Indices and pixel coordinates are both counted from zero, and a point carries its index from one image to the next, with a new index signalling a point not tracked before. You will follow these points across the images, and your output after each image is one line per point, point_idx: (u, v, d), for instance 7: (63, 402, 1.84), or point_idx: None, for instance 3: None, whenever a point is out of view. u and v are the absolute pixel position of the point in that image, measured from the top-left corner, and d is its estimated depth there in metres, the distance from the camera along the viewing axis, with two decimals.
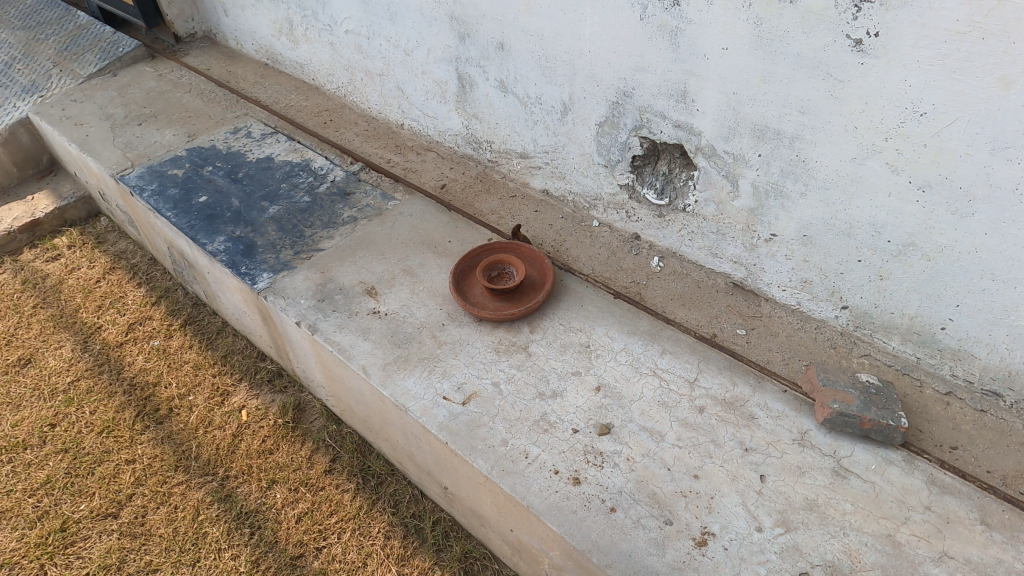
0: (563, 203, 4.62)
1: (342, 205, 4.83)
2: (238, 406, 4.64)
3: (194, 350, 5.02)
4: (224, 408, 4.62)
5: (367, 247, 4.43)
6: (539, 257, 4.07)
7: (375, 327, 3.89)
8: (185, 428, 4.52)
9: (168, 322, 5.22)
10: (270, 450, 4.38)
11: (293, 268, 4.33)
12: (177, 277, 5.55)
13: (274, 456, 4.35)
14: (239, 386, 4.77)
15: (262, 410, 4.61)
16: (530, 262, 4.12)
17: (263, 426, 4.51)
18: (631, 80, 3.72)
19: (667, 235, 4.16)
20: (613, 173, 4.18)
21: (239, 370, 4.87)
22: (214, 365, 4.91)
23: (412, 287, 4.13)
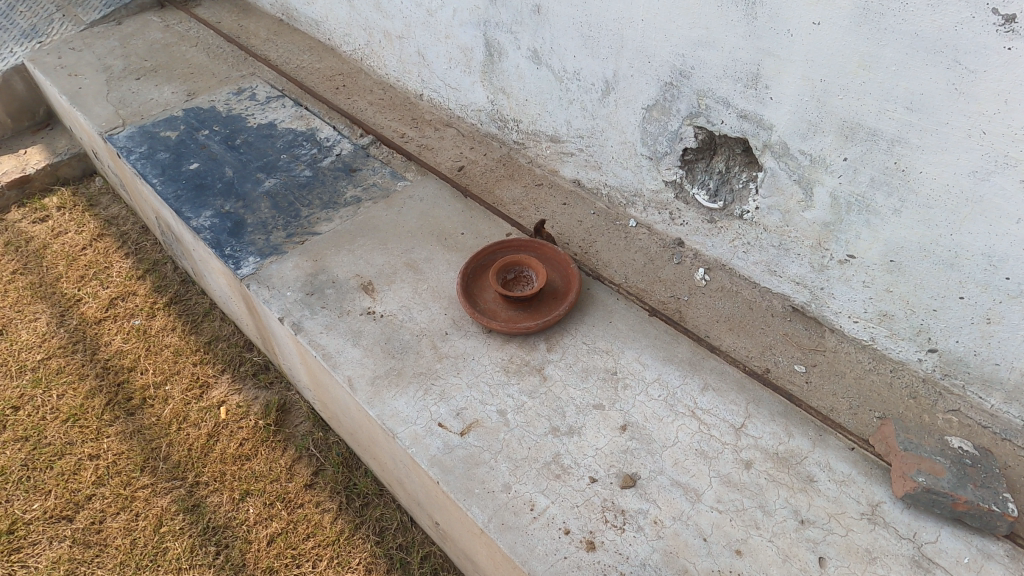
0: (596, 197, 4.01)
1: (346, 184, 4.28)
2: (217, 402, 4.15)
3: (177, 334, 4.51)
4: (201, 404, 4.13)
5: (368, 235, 3.88)
6: (563, 260, 3.48)
7: (367, 331, 3.35)
8: (157, 424, 4.03)
9: (152, 299, 4.72)
10: (246, 455, 3.89)
11: (284, 254, 3.80)
12: (167, 250, 5.02)
13: (250, 463, 3.86)
14: (221, 379, 4.28)
15: (243, 409, 4.12)
16: (552, 265, 3.53)
17: (242, 428, 4.02)
18: (690, 57, 3.07)
19: (716, 244, 3.53)
20: (659, 167, 3.55)
21: (222, 361, 4.37)
22: (196, 353, 4.41)
23: (415, 285, 3.57)
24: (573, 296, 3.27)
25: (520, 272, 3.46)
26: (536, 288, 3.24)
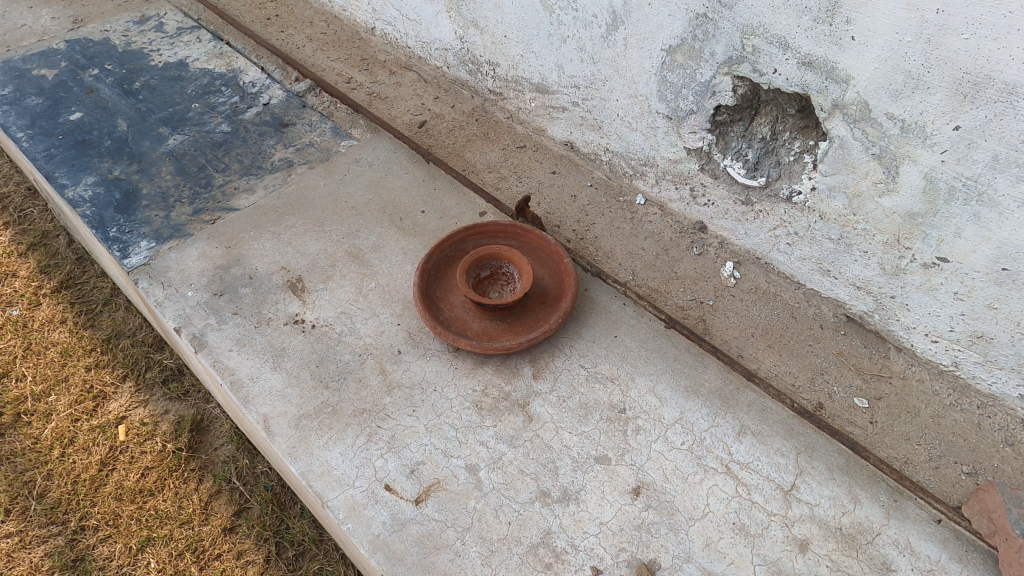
0: (593, 166, 3.17)
1: (274, 143, 3.35)
2: (115, 419, 3.28)
3: (67, 329, 3.58)
4: (94, 421, 3.27)
5: (299, 213, 3.00)
6: (555, 253, 2.68)
7: (293, 349, 2.51)
8: (34, 449, 3.17)
9: (36, 281, 3.75)
10: (149, 491, 3.07)
11: (188, 238, 2.90)
12: (60, 220, 4.03)
13: (154, 501, 3.03)
14: (121, 388, 3.39)
15: (149, 427, 3.27)
16: (539, 258, 2.73)
17: (146, 453, 3.17)
18: None
19: (751, 232, 2.73)
20: (680, 129, 2.70)
21: (123, 364, 3.47)
22: (90, 354, 3.50)
23: (359, 283, 2.72)
24: (569, 302, 2.48)
25: (498, 269, 2.64)
26: (522, 293, 2.44)
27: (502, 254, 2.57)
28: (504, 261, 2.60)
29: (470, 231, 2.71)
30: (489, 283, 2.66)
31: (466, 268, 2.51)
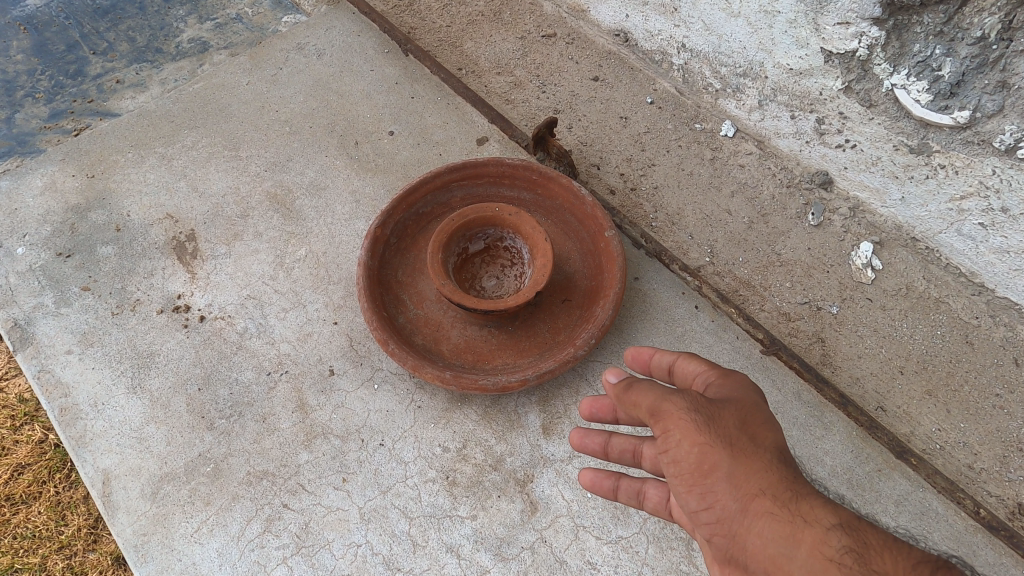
0: (657, 72, 2.06)
1: (184, 13, 2.27)
2: None
3: None
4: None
5: (205, 125, 1.97)
6: (589, 218, 1.66)
7: (166, 357, 1.59)
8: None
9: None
10: (15, 498, 1.63)
11: (34, 155, 1.91)
12: None
13: (20, 514, 1.60)
14: None
15: (30, 405, 1.76)
16: (565, 224, 1.72)
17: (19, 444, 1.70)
18: None
19: (912, 198, 1.65)
20: (820, 15, 1.57)
21: None
22: None
23: (280, 249, 1.75)
24: (609, 310, 1.50)
25: (497, 241, 1.66)
26: (529, 295, 1.47)
27: (503, 221, 1.58)
28: (506, 231, 1.61)
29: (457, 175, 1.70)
30: (483, 263, 1.68)
31: (440, 245, 1.53)
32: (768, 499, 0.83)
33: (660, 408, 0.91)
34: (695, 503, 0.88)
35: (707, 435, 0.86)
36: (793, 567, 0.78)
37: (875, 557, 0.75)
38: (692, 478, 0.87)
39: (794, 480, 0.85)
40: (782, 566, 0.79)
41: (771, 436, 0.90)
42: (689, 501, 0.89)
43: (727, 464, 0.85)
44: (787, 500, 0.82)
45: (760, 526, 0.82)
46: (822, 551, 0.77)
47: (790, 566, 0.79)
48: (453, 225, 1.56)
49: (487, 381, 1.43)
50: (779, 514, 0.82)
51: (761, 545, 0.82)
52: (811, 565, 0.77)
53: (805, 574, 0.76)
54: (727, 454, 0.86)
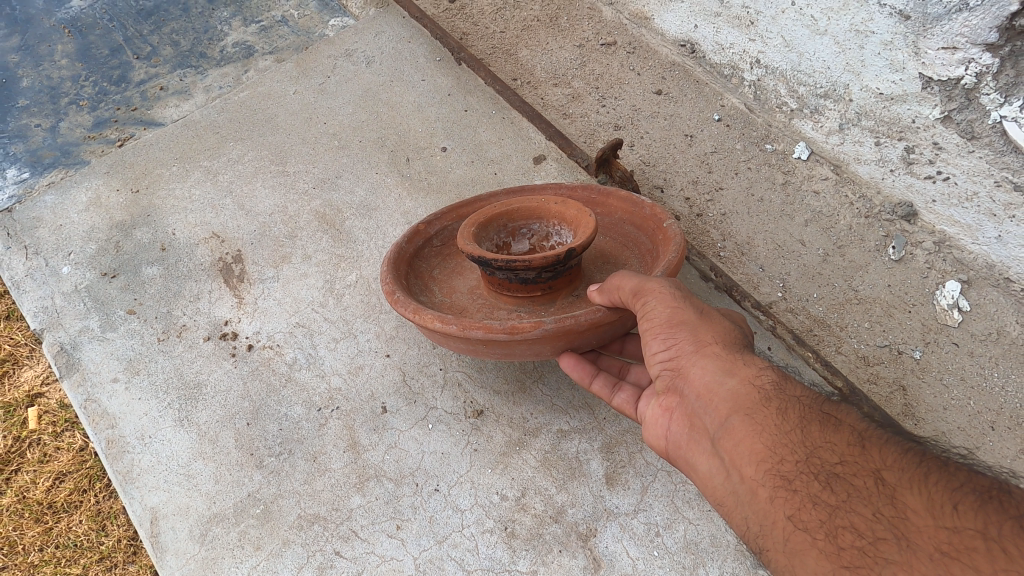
0: (725, 86, 1.94)
1: (229, 16, 2.20)
2: (25, 396, 1.77)
3: None
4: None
5: (251, 137, 1.90)
6: (651, 220, 1.40)
7: (213, 388, 1.54)
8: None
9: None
10: (57, 507, 1.59)
11: (78, 167, 1.86)
12: None
13: (62, 522, 1.56)
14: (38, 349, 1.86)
15: (69, 413, 1.75)
16: (626, 239, 1.46)
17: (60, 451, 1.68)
18: None
19: (1011, 237, 1.53)
20: (922, 38, 1.44)
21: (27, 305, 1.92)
22: None
23: (329, 274, 1.68)
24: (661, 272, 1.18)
25: None
26: (562, 253, 1.21)
27: (548, 211, 1.36)
28: None
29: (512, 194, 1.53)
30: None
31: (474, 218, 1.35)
32: (719, 347, 0.99)
33: (638, 281, 1.08)
34: (656, 347, 1.04)
35: (681, 301, 1.05)
36: (722, 392, 0.94)
37: (789, 385, 0.92)
38: (661, 328, 1.04)
39: (739, 340, 1.02)
40: (712, 391, 0.95)
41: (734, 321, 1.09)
42: (651, 349, 1.05)
43: (693, 318, 1.02)
44: (732, 348, 0.99)
45: (704, 360, 0.98)
46: (750, 380, 0.93)
47: (719, 391, 0.94)
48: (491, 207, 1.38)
49: (496, 325, 1.16)
50: (723, 355, 0.97)
51: (701, 377, 0.97)
52: (737, 389, 0.93)
53: (732, 396, 0.92)
54: (695, 315, 1.03)
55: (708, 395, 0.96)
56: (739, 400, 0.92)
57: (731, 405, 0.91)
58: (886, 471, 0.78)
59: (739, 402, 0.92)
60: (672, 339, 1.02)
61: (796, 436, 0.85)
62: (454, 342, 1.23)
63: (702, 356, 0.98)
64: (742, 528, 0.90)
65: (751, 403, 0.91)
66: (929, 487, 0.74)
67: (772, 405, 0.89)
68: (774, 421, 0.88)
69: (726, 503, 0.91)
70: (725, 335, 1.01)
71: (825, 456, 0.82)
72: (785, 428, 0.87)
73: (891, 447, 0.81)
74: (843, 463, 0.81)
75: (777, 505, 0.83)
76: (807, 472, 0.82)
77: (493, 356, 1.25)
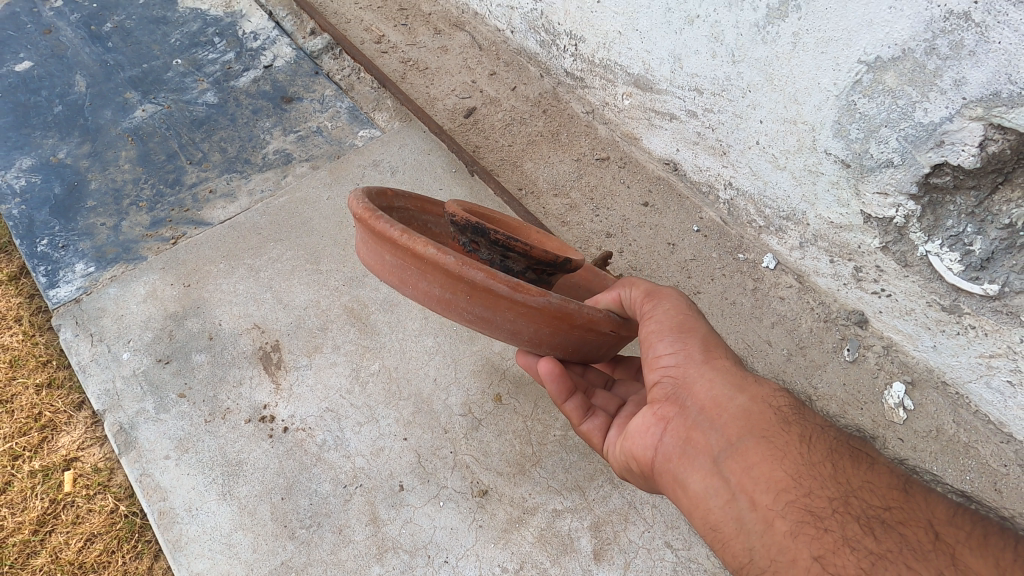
0: (703, 201, 2.23)
1: (271, 125, 2.51)
2: (61, 460, 1.91)
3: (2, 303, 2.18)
4: (33, 463, 1.91)
5: (289, 239, 2.18)
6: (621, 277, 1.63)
7: (253, 466, 1.76)
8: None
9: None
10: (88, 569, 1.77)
11: (137, 263, 2.13)
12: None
13: None
14: (74, 414, 2.00)
15: (103, 476, 1.90)
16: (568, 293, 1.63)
17: (91, 515, 1.84)
18: None
19: (943, 348, 1.78)
20: (861, 183, 1.71)
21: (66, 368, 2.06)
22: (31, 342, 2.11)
23: (356, 363, 1.93)
24: None
25: None
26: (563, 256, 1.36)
27: (530, 231, 1.51)
28: None
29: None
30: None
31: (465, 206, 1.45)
32: (728, 366, 1.16)
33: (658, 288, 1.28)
34: (666, 351, 1.19)
35: (692, 319, 1.23)
36: (733, 408, 1.09)
37: (807, 422, 1.10)
38: (676, 335, 1.20)
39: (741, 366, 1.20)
40: (721, 404, 1.10)
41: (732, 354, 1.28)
42: (659, 350, 1.20)
43: (705, 335, 1.20)
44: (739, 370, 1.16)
45: (716, 377, 1.13)
46: (767, 405, 1.10)
47: (731, 406, 1.09)
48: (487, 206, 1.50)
49: (503, 276, 1.22)
50: (736, 377, 1.14)
51: (709, 387, 1.12)
52: (751, 410, 1.08)
53: (746, 411, 1.08)
54: (705, 334, 1.21)
55: (718, 407, 1.09)
56: (753, 421, 1.07)
57: (748, 425, 1.06)
58: (936, 524, 0.95)
59: (754, 422, 1.07)
60: (683, 349, 1.18)
61: (827, 470, 1.01)
62: (439, 274, 1.24)
63: (715, 371, 1.14)
64: (744, 553, 0.99)
65: (769, 427, 1.06)
66: (982, 545, 0.92)
67: (791, 434, 1.05)
68: (797, 450, 1.03)
69: (725, 522, 1.01)
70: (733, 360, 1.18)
71: (865, 497, 0.98)
72: (810, 458, 1.02)
73: (932, 503, 1.00)
74: (888, 509, 0.97)
75: (793, 536, 0.94)
76: (838, 510, 0.96)
77: (471, 310, 1.27)
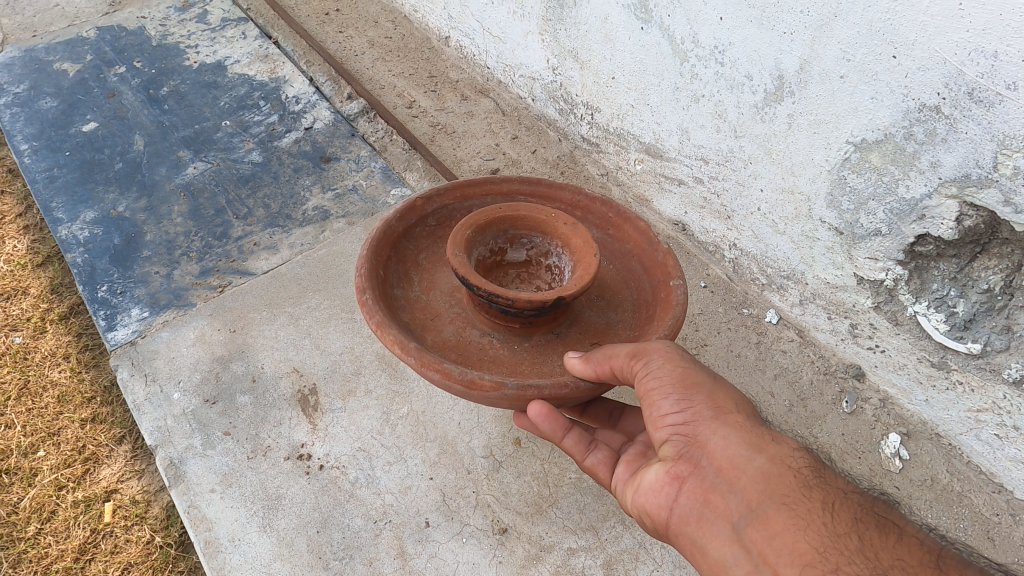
0: (710, 259, 2.39)
1: (310, 183, 2.72)
2: (102, 492, 2.14)
3: (65, 354, 2.47)
4: (76, 493, 2.14)
5: (327, 289, 2.36)
6: (662, 265, 1.66)
7: (290, 500, 1.90)
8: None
9: (22, 274, 2.68)
10: None
11: (187, 309, 2.33)
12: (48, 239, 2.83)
13: None
14: (117, 451, 2.24)
15: (139, 508, 2.12)
16: (626, 271, 1.73)
17: (128, 544, 2.04)
18: (998, 78, 1.37)
19: (935, 402, 1.91)
20: (853, 249, 1.88)
21: (117, 415, 2.33)
22: (86, 391, 2.39)
23: (386, 406, 2.08)
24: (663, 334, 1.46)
25: (539, 257, 1.68)
26: (554, 292, 1.45)
27: (555, 230, 1.61)
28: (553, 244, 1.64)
29: (526, 188, 1.82)
30: (515, 279, 1.70)
31: (473, 225, 1.58)
32: (742, 423, 1.25)
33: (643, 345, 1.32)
34: (671, 406, 1.26)
35: (694, 370, 1.30)
36: (751, 470, 1.18)
37: (827, 486, 1.19)
38: (678, 392, 1.27)
39: (751, 416, 1.28)
40: (740, 466, 1.19)
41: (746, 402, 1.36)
42: (664, 406, 1.27)
43: (713, 388, 1.28)
44: (753, 428, 1.25)
45: (733, 437, 1.22)
46: (783, 465, 1.19)
47: (750, 468, 1.18)
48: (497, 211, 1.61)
49: (456, 374, 1.39)
50: (751, 435, 1.23)
51: (726, 446, 1.21)
52: (770, 473, 1.18)
53: (763, 473, 1.18)
54: (711, 386, 1.29)
55: (735, 468, 1.18)
56: (771, 485, 1.16)
57: (767, 491, 1.16)
58: None
59: (772, 487, 1.16)
60: (691, 404, 1.26)
61: (853, 542, 1.08)
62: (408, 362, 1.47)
63: (730, 430, 1.23)
64: None
65: (788, 493, 1.15)
66: None
67: (812, 502, 1.14)
68: (820, 520, 1.11)
69: None
70: (747, 415, 1.27)
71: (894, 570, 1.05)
72: (833, 528, 1.10)
73: None
74: None
75: None
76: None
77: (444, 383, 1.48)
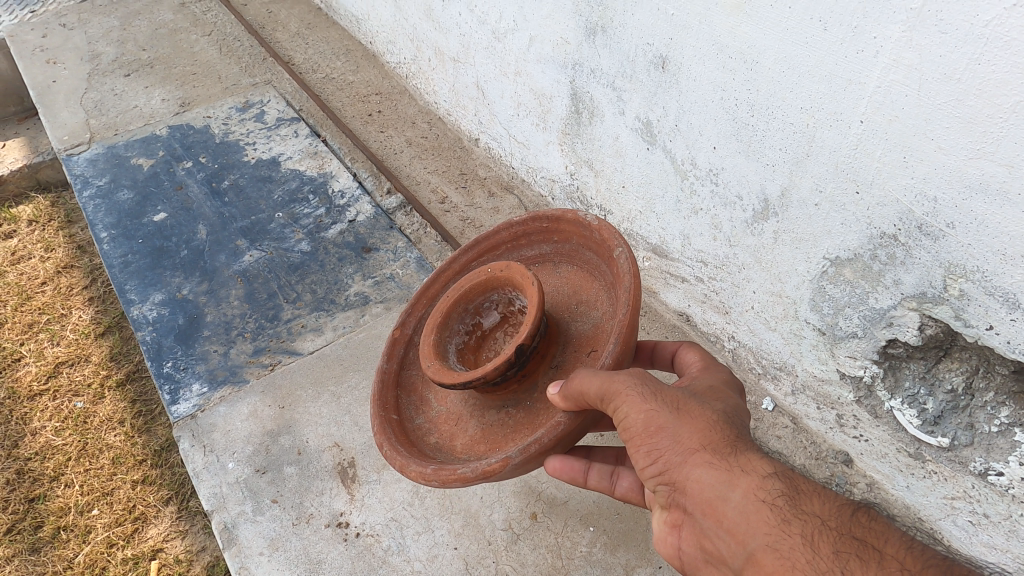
0: (711, 348, 2.62)
1: (352, 271, 3.04)
2: (149, 550, 2.47)
3: (124, 423, 2.86)
4: (126, 551, 2.48)
5: (365, 370, 2.64)
6: (602, 244, 1.78)
7: (330, 565, 2.13)
8: (52, 547, 2.53)
9: (86, 345, 3.15)
10: None
11: (241, 385, 2.62)
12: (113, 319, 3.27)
13: None
14: (163, 512, 2.58)
15: (182, 567, 2.43)
16: (588, 263, 1.87)
17: None
18: (940, 219, 1.63)
19: (916, 489, 2.08)
20: (835, 348, 2.11)
21: (165, 478, 2.67)
22: (140, 456, 2.74)
23: (417, 479, 2.32)
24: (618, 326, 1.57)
25: (508, 306, 1.85)
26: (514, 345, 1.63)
27: (499, 282, 1.81)
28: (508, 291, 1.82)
29: (471, 253, 2.04)
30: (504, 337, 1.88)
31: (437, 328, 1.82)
32: (708, 455, 1.28)
33: (603, 388, 1.40)
34: (647, 456, 1.34)
35: (650, 404, 1.36)
36: (732, 512, 1.22)
37: (804, 504, 1.20)
38: (647, 437, 1.34)
39: (718, 432, 1.32)
40: (721, 509, 1.24)
41: (715, 407, 1.39)
42: (642, 458, 1.35)
43: (674, 426, 1.33)
44: (722, 455, 1.28)
45: (707, 477, 1.26)
46: (756, 498, 1.21)
47: (731, 509, 1.22)
48: (447, 305, 1.84)
49: (468, 469, 1.57)
50: (721, 469, 1.26)
51: (702, 490, 1.26)
52: (748, 510, 1.21)
53: (742, 512, 1.21)
54: (673, 420, 1.34)
55: (717, 511, 1.24)
56: (753, 523, 1.19)
57: (751, 531, 1.19)
58: None
59: (754, 525, 1.19)
60: (662, 446, 1.33)
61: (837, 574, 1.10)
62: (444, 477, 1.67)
63: (701, 470, 1.27)
64: None
65: (770, 529, 1.18)
66: None
67: (793, 533, 1.16)
68: (803, 555, 1.13)
69: None
70: (713, 440, 1.31)
71: None
72: (817, 562, 1.12)
73: None
74: None
75: None
76: None
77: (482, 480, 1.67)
